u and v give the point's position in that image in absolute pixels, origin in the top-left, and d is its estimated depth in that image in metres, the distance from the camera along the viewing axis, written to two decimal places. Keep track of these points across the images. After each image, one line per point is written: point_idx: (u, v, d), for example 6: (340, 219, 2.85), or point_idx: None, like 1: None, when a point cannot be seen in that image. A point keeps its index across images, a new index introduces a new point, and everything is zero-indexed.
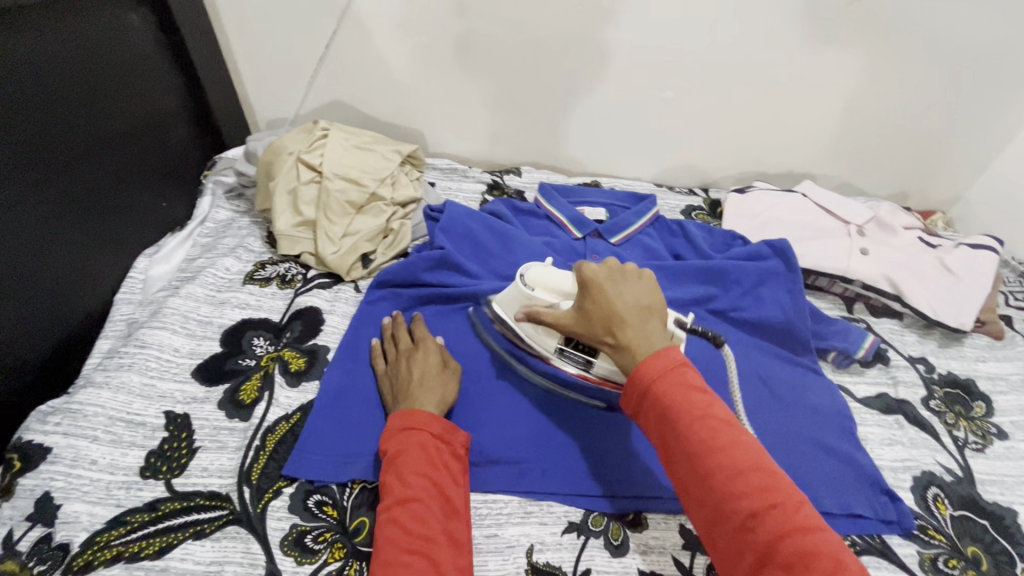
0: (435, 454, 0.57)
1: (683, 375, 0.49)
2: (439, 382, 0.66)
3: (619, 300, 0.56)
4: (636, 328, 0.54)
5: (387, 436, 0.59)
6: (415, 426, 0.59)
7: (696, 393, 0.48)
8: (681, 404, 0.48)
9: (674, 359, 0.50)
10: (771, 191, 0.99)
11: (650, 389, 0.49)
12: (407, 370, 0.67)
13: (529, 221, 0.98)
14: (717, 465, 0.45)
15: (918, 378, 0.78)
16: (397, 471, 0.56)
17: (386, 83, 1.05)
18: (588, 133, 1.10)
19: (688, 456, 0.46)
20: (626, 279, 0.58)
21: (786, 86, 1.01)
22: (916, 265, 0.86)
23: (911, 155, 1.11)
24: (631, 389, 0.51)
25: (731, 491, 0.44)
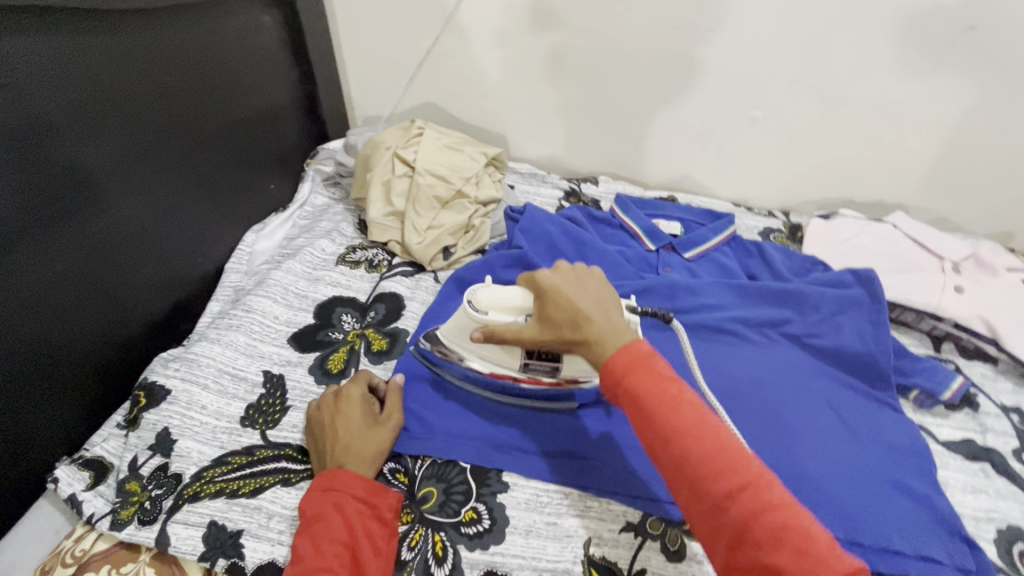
0: (357, 517, 0.56)
1: (652, 364, 0.48)
2: (372, 444, 0.62)
3: (581, 296, 0.56)
4: (602, 320, 0.53)
5: (307, 498, 0.57)
6: (336, 489, 0.57)
7: (666, 379, 0.47)
8: (654, 392, 0.46)
9: (640, 350, 0.49)
10: (859, 220, 0.96)
11: (623, 382, 0.48)
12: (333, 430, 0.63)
13: (603, 229, 1.00)
14: (692, 454, 0.44)
15: (1011, 428, 0.73)
16: (309, 535, 0.53)
17: (478, 88, 1.11)
18: (669, 148, 1.11)
19: (663, 443, 0.45)
20: (580, 279, 0.59)
21: (884, 112, 0.98)
22: (1017, 308, 0.81)
23: (1020, 193, 1.03)
24: (606, 381, 0.50)
25: (705, 477, 0.43)
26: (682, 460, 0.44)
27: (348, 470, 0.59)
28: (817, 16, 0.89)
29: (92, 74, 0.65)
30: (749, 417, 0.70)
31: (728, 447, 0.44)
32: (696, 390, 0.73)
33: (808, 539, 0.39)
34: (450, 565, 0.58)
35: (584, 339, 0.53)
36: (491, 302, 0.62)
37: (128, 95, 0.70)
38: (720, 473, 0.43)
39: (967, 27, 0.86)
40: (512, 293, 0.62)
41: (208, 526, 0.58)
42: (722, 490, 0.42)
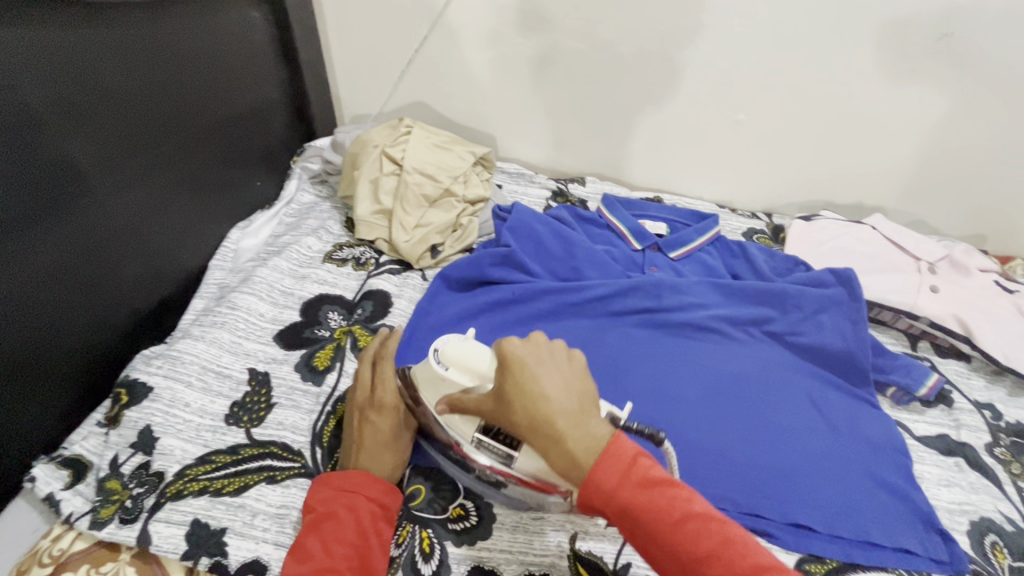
0: (367, 519, 0.56)
1: (635, 470, 0.46)
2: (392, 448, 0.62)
3: (542, 389, 0.50)
4: (569, 428, 0.48)
5: (317, 497, 0.57)
6: (351, 490, 0.57)
7: (654, 489, 0.45)
8: (645, 509, 0.44)
9: (625, 454, 0.47)
10: (839, 221, 0.98)
11: (616, 500, 0.45)
12: (361, 428, 0.63)
13: (590, 229, 1.01)
14: (710, 570, 0.42)
15: (983, 424, 0.75)
16: (319, 533, 0.54)
17: (466, 88, 1.11)
18: (655, 149, 1.13)
19: (678, 566, 0.44)
20: (554, 361, 0.53)
21: (864, 117, 1.00)
22: (989, 308, 0.83)
23: (992, 195, 1.06)
24: (592, 502, 0.46)
25: None
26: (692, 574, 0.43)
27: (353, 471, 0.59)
28: (801, 22, 0.91)
29: (82, 69, 0.65)
30: (732, 414, 0.72)
31: (732, 548, 0.42)
32: (681, 387, 0.74)
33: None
34: (436, 561, 0.58)
35: (547, 446, 0.49)
36: (456, 360, 0.57)
37: (114, 93, 0.69)
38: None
39: (943, 35, 0.88)
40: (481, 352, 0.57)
41: (191, 524, 0.58)
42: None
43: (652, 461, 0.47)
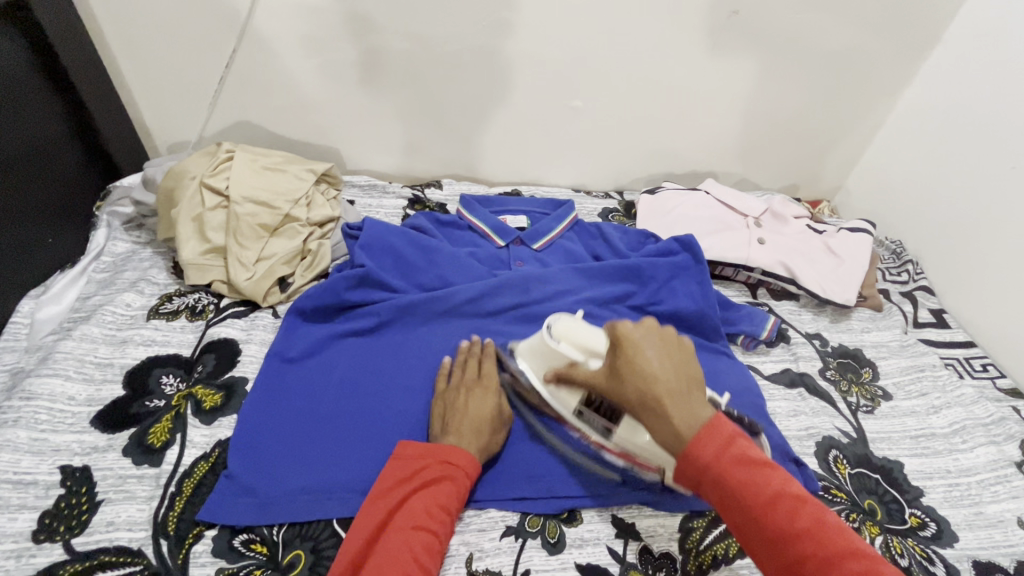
0: (458, 496, 0.58)
1: (736, 449, 0.47)
2: (489, 426, 0.64)
3: (653, 368, 0.51)
4: (679, 404, 0.49)
5: (425, 460, 0.59)
6: (454, 462, 0.59)
7: (755, 469, 0.46)
8: (742, 483, 0.46)
9: (725, 432, 0.48)
10: (678, 191, 1.06)
11: (712, 474, 0.47)
12: (464, 402, 0.66)
13: (452, 233, 0.99)
14: (803, 551, 0.43)
15: (815, 352, 0.85)
16: (412, 502, 0.56)
17: (294, 101, 1.03)
18: (505, 143, 1.13)
19: (770, 544, 0.44)
20: (663, 343, 0.54)
21: (683, 91, 1.08)
22: (806, 249, 0.95)
23: (794, 149, 1.22)
24: (683, 465, 0.49)
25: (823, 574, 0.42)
26: (769, 531, 0.45)
27: (461, 450, 0.60)
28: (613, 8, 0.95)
29: None
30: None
31: (837, 538, 0.43)
32: None
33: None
34: None
35: (651, 420, 0.51)
36: (569, 334, 0.62)
37: None
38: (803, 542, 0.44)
39: (731, 14, 0.98)
40: (595, 334, 0.62)
41: None
42: (802, 550, 0.43)
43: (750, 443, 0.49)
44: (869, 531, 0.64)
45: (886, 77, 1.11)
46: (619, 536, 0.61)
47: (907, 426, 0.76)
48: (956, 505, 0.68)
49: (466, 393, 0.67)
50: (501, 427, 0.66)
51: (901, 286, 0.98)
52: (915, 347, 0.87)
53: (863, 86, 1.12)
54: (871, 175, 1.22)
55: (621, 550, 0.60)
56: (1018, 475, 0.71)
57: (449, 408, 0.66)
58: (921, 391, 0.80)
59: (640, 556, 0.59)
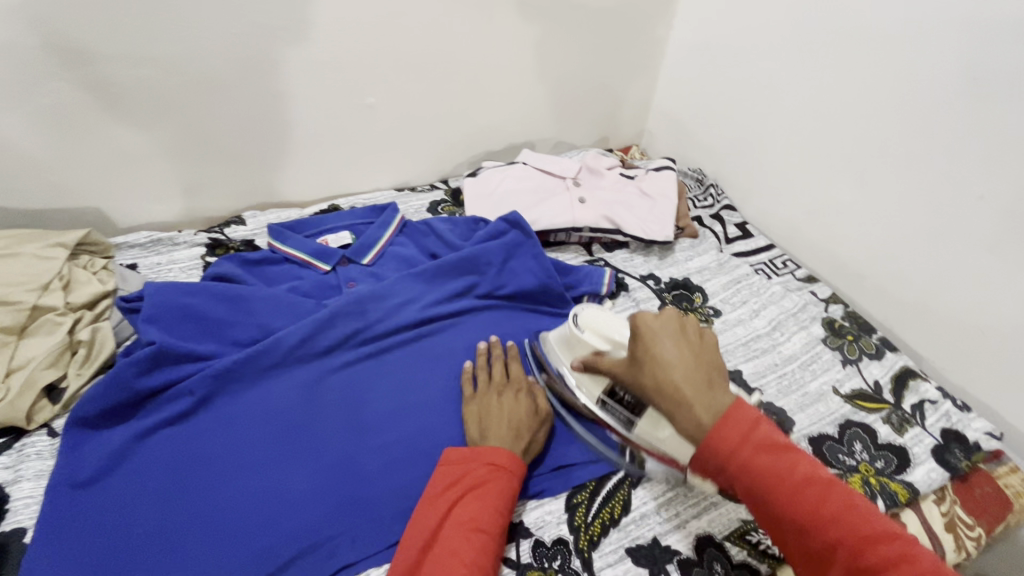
0: (509, 493, 0.57)
1: (760, 437, 0.49)
2: (530, 426, 0.64)
3: (671, 356, 0.54)
4: (697, 391, 0.51)
5: (470, 464, 0.58)
6: (498, 463, 0.58)
7: (781, 456, 0.48)
8: (771, 473, 0.47)
9: (748, 419, 0.49)
10: (498, 168, 1.05)
11: (734, 460, 0.48)
12: (498, 405, 0.65)
13: (267, 270, 0.87)
14: (834, 536, 0.46)
15: (651, 293, 0.90)
16: (465, 505, 0.55)
17: (12, 166, 0.82)
18: (304, 159, 1.02)
19: (800, 534, 0.47)
20: (684, 335, 0.56)
21: (475, 68, 1.06)
22: (623, 198, 0.99)
23: (594, 104, 1.27)
24: (708, 460, 0.50)
25: (854, 558, 0.45)
26: (799, 519, 0.47)
27: (502, 453, 0.59)
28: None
29: None
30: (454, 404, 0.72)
31: (862, 519, 0.46)
32: (418, 396, 0.72)
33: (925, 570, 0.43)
34: None
35: (672, 410, 0.52)
36: (593, 324, 0.65)
37: None
38: (863, 548, 0.45)
39: None
40: (621, 325, 0.64)
41: None
42: (832, 538, 0.46)
43: (776, 428, 0.50)
44: None
45: (651, 23, 1.19)
46: (510, 541, 0.58)
47: (737, 335, 0.84)
48: (788, 394, 0.76)
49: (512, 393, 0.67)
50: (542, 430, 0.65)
51: (709, 210, 1.08)
52: (731, 262, 0.96)
53: (634, 36, 1.19)
54: (664, 114, 1.32)
55: (514, 555, 0.57)
56: (826, 349, 0.82)
57: (486, 411, 0.65)
58: (742, 301, 0.89)
59: (534, 553, 0.58)
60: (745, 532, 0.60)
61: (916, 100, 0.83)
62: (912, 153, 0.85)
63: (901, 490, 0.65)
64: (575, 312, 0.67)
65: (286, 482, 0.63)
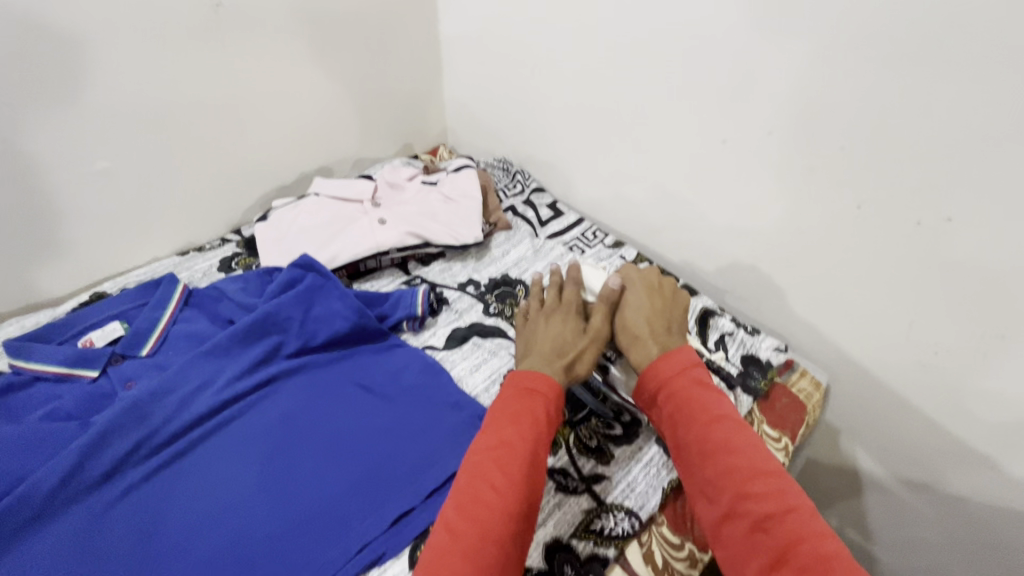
0: (538, 418, 0.56)
1: (694, 376, 0.58)
2: (582, 341, 0.65)
3: (639, 312, 0.66)
4: (660, 336, 0.63)
5: (504, 385, 0.60)
6: (531, 385, 0.58)
7: (709, 393, 0.56)
8: (693, 398, 0.55)
9: (688, 360, 0.59)
10: (287, 206, 0.96)
11: (668, 386, 0.57)
12: (542, 326, 0.68)
13: (10, 400, 0.71)
14: (732, 462, 0.50)
15: (473, 299, 0.87)
16: (503, 426, 0.54)
17: None
18: (41, 250, 0.85)
19: (705, 454, 0.51)
20: (652, 294, 0.69)
21: (224, 105, 0.94)
22: (427, 207, 0.95)
23: (386, 113, 1.21)
24: (647, 382, 0.59)
25: (746, 484, 0.48)
26: (705, 441, 0.52)
27: (549, 378, 0.59)
28: (43, 49, 0.73)
29: None
30: (269, 493, 0.63)
31: (765, 463, 0.50)
32: (226, 494, 0.63)
33: (855, 568, 0.41)
34: None
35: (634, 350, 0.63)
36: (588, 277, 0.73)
37: None
38: (756, 478, 0.48)
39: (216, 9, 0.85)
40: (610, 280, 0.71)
41: None
42: (732, 459, 0.50)
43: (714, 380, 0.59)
44: (562, 436, 0.68)
45: (419, 21, 1.15)
46: None
47: None
48: None
49: (568, 312, 0.69)
50: (592, 349, 0.66)
51: (519, 197, 1.09)
52: (545, 246, 0.97)
53: (406, 37, 1.15)
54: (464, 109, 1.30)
55: None
56: None
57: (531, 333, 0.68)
58: None
59: None
60: (590, 523, 0.61)
61: (649, 68, 0.86)
62: None
63: None
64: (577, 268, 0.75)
65: None
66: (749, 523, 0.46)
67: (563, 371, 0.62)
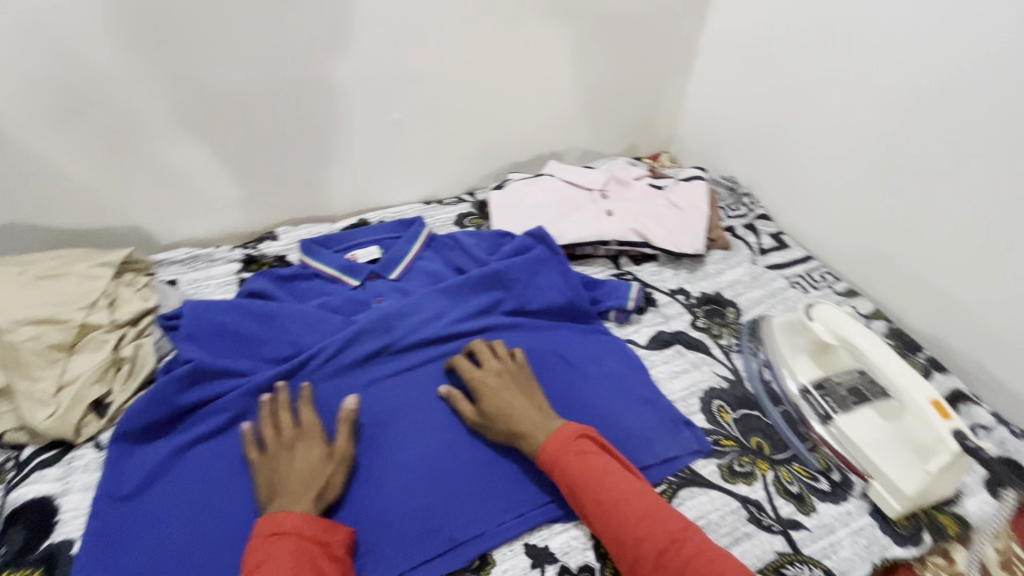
0: (307, 567, 0.52)
1: (575, 444, 0.61)
2: (302, 486, 0.59)
3: (515, 406, 0.66)
4: (532, 423, 0.65)
5: (252, 543, 0.55)
6: (282, 532, 0.54)
7: (589, 457, 0.60)
8: (580, 468, 0.59)
9: (569, 433, 0.62)
10: (524, 180, 1.04)
11: (555, 461, 0.60)
12: (285, 465, 0.62)
13: (296, 286, 0.89)
14: (624, 513, 0.56)
15: (682, 307, 0.87)
16: (556, 476, 0.60)
17: (60, 193, 0.85)
18: (338, 175, 1.03)
19: (603, 517, 0.57)
20: (520, 392, 0.68)
21: (504, 80, 1.06)
22: (652, 209, 0.97)
23: (623, 111, 1.25)
24: (542, 460, 0.62)
25: (638, 531, 0.55)
26: (598, 501, 0.57)
27: (301, 510, 0.57)
28: (406, 13, 0.90)
29: None
30: (479, 425, 0.70)
31: (647, 507, 0.56)
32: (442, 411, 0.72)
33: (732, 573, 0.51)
34: None
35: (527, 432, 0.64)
36: (824, 316, 0.69)
37: None
38: (642, 521, 0.55)
39: None
40: (855, 327, 0.66)
41: None
42: (624, 511, 0.56)
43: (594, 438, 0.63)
44: (760, 469, 0.67)
45: (683, 28, 1.17)
46: (535, 567, 0.62)
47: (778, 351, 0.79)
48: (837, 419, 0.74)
49: (268, 464, 0.62)
50: (343, 469, 0.63)
51: (742, 219, 1.05)
52: (766, 275, 0.93)
53: (666, 41, 1.17)
54: (696, 120, 1.29)
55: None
56: None
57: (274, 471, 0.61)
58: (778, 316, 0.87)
59: None
60: (779, 566, 0.59)
61: None
62: (962, 161, 0.81)
63: (951, 524, 0.63)
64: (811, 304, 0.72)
65: None
66: (651, 562, 0.53)
67: (309, 497, 0.59)
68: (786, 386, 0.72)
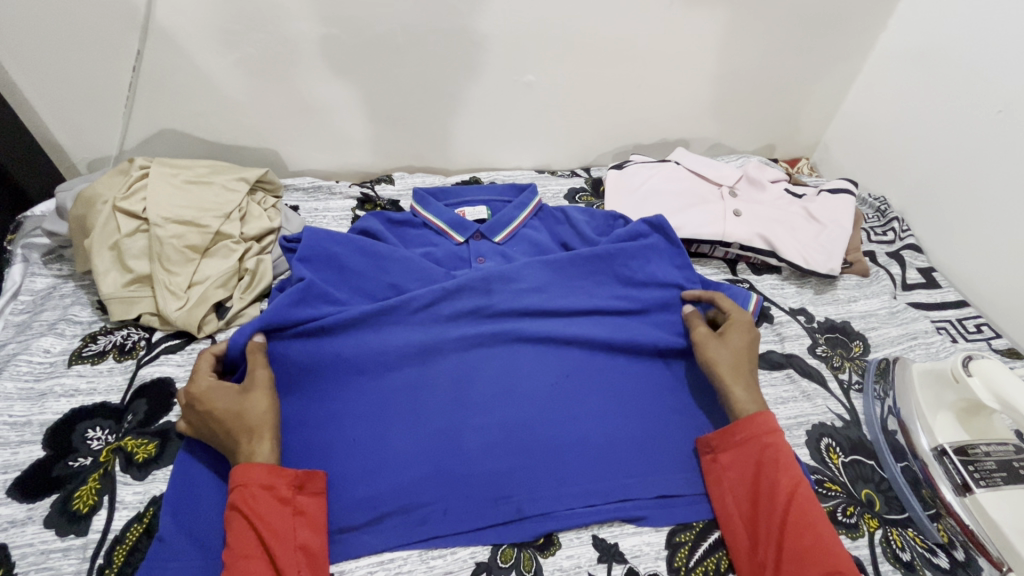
0: (271, 518, 0.54)
1: (780, 438, 0.62)
2: (242, 429, 0.59)
3: (744, 363, 0.69)
4: (750, 388, 0.67)
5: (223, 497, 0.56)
6: (241, 489, 0.55)
7: (790, 455, 0.61)
8: (782, 454, 0.60)
9: (777, 425, 0.64)
10: (647, 163, 0.98)
11: (757, 437, 0.62)
12: (211, 426, 0.60)
13: (405, 233, 0.90)
14: (807, 516, 0.56)
15: (801, 330, 0.80)
16: (729, 479, 0.62)
17: (215, 106, 0.91)
18: (462, 130, 1.03)
19: (787, 504, 0.57)
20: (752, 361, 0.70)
21: (649, 56, 0.99)
22: (787, 218, 0.88)
23: (769, 106, 1.13)
24: (741, 428, 0.63)
25: (816, 536, 0.55)
26: (787, 492, 0.58)
27: (262, 459, 0.58)
28: None
29: None
30: (565, 405, 0.69)
31: (827, 526, 0.56)
32: (530, 383, 0.70)
33: None
34: None
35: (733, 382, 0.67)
36: (987, 372, 0.58)
37: None
38: (823, 533, 0.55)
39: None
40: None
41: None
42: (808, 516, 0.56)
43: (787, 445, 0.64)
44: (867, 525, 0.61)
45: (867, 21, 1.02)
46: (602, 562, 0.60)
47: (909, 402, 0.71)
48: None
49: (197, 417, 0.61)
50: (268, 395, 0.63)
51: (887, 246, 0.95)
52: (906, 312, 0.84)
53: (842, 34, 1.03)
54: (850, 127, 1.15)
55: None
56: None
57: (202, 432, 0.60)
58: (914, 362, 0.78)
59: None
60: None
61: None
62: None
63: None
64: (971, 356, 0.61)
65: (391, 438, 0.65)
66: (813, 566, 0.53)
67: (266, 437, 0.59)
68: (916, 441, 0.64)
